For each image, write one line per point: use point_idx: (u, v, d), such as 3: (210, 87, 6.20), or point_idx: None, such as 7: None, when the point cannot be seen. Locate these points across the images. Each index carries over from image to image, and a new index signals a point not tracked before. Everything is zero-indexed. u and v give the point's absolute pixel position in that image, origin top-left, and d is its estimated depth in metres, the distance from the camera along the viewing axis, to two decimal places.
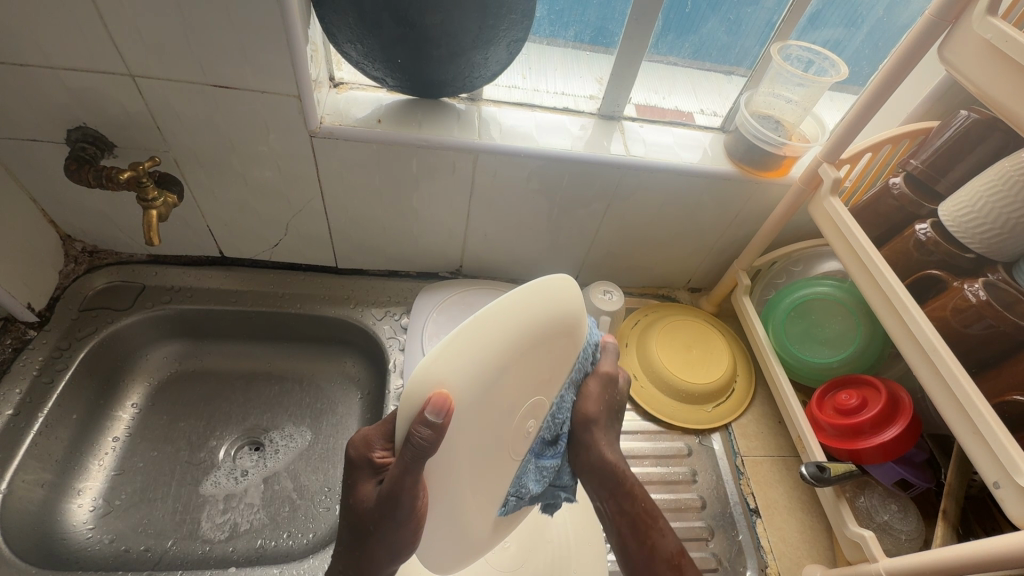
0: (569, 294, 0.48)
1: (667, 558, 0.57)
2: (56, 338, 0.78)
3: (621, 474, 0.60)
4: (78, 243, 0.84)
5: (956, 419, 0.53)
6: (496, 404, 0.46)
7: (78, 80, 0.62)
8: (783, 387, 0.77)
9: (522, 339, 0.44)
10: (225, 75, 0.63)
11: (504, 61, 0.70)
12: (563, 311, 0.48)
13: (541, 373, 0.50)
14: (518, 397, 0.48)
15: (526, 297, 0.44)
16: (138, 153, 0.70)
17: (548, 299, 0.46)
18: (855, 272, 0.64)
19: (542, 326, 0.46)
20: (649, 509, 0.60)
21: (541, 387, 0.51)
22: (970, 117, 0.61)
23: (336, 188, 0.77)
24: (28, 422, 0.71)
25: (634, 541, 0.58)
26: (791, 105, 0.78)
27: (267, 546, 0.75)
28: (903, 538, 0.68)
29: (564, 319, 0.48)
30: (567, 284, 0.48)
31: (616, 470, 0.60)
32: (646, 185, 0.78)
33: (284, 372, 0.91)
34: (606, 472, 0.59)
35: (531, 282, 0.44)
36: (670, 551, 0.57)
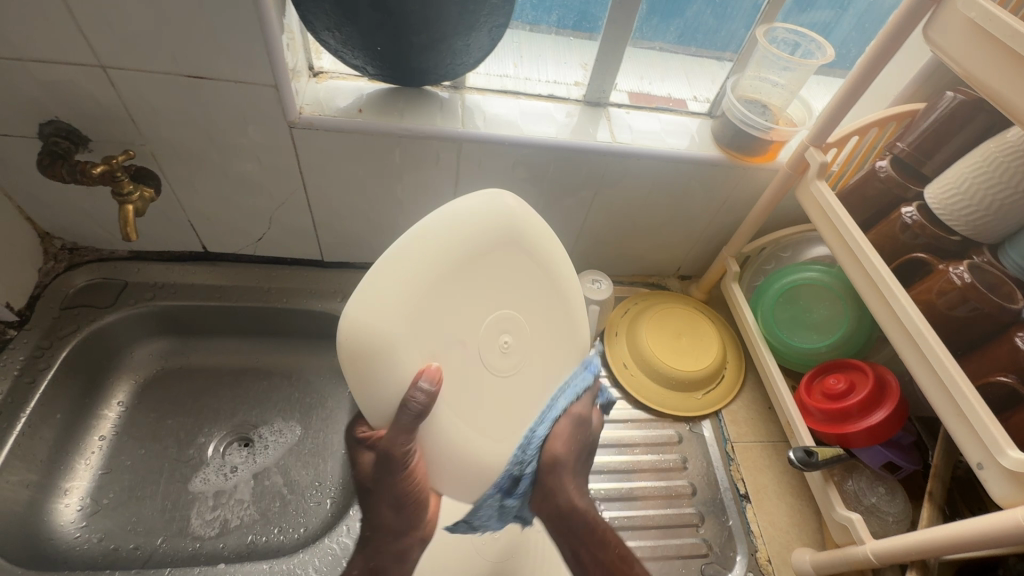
0: (461, 204, 0.52)
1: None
2: (37, 336, 0.76)
3: (593, 519, 0.59)
4: (58, 240, 0.82)
5: (940, 400, 0.53)
6: (461, 329, 0.51)
7: (48, 72, 0.60)
8: (771, 372, 0.77)
9: (430, 268, 0.48)
10: (200, 65, 0.61)
11: (486, 47, 0.69)
12: (484, 219, 0.53)
13: (491, 283, 0.54)
14: (475, 312, 0.52)
15: (377, 289, 0.45)
16: (114, 147, 0.69)
17: (442, 222, 0.50)
18: (841, 255, 0.64)
19: (449, 245, 0.49)
20: (624, 556, 0.57)
21: (483, 299, 0.53)
22: (956, 98, 0.61)
23: (318, 180, 0.76)
24: (10, 423, 0.70)
25: None
26: (777, 89, 0.77)
27: (258, 542, 0.75)
28: (890, 520, 0.69)
29: (433, 249, 0.48)
30: (452, 205, 0.51)
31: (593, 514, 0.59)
32: (634, 172, 0.77)
33: (273, 367, 0.90)
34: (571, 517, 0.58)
35: (370, 279, 0.45)
36: None
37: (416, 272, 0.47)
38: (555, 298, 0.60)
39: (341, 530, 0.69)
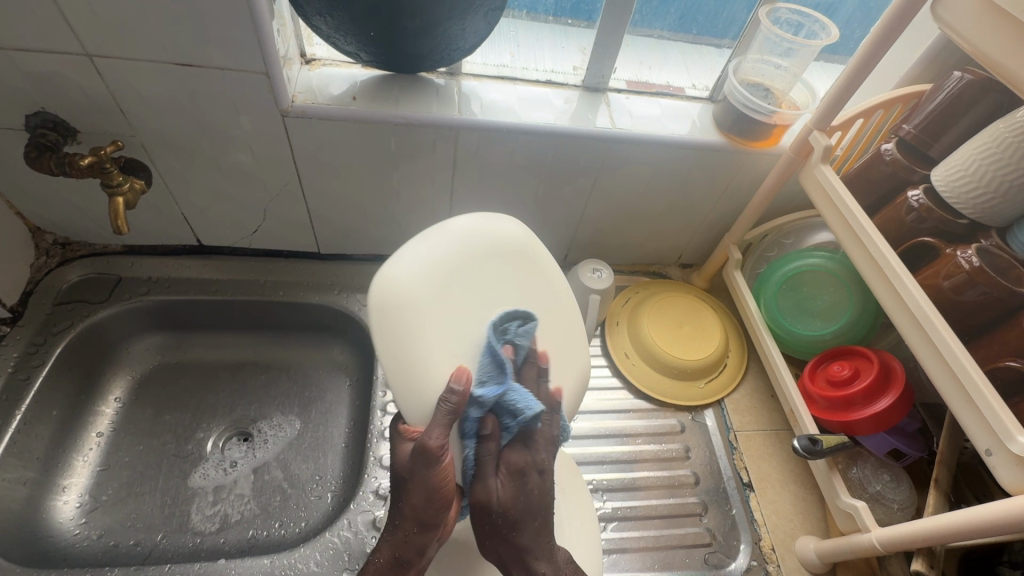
0: (401, 265, 0.51)
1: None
2: (31, 333, 0.75)
3: None
4: (49, 235, 0.81)
5: (948, 386, 0.52)
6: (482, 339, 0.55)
7: (32, 62, 0.59)
8: (774, 360, 0.76)
9: (421, 335, 0.51)
10: (188, 52, 0.59)
11: (482, 32, 0.67)
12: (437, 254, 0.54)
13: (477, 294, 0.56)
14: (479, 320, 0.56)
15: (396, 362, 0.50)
16: (103, 139, 0.67)
17: (394, 295, 0.50)
18: (846, 242, 0.63)
19: (410, 312, 0.51)
20: None
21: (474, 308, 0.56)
22: (963, 78, 0.59)
23: (314, 171, 0.74)
24: (5, 420, 0.69)
25: None
26: (780, 72, 0.75)
27: (259, 537, 0.74)
28: (895, 507, 0.68)
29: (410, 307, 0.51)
30: (388, 271, 0.51)
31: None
32: (634, 159, 0.76)
33: (271, 361, 0.89)
34: None
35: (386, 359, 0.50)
36: None
37: (410, 357, 0.51)
38: (531, 263, 0.61)
39: (342, 524, 0.69)
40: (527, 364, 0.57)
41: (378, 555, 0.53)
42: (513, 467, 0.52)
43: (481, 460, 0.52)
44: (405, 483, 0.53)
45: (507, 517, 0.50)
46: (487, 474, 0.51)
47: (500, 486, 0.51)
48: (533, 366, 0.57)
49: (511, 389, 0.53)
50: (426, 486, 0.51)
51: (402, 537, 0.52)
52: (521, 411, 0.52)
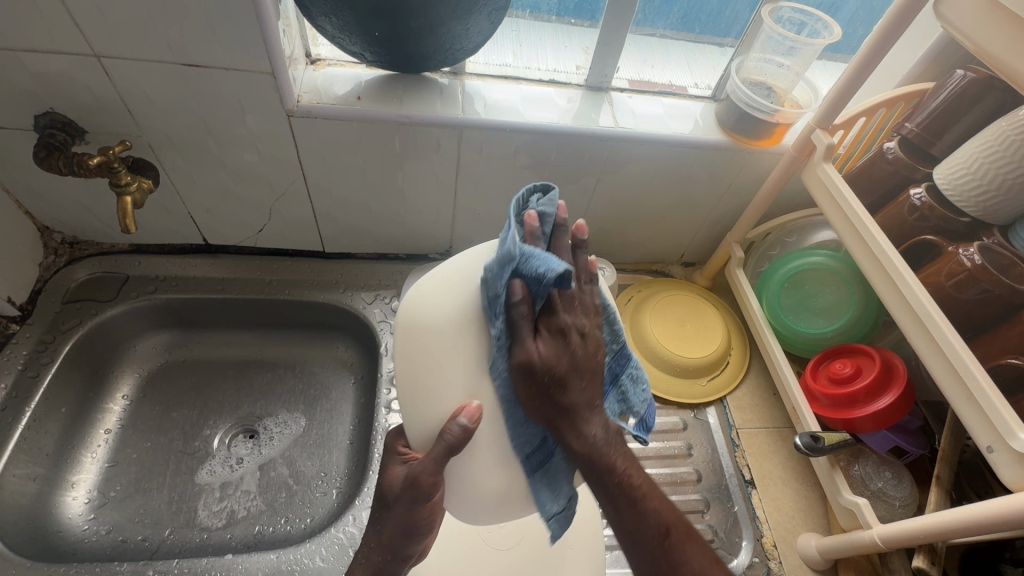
0: (429, 286, 0.53)
1: (652, 527, 0.49)
2: (40, 331, 0.76)
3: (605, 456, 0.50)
4: (57, 234, 0.82)
5: (950, 384, 0.52)
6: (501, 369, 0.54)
7: (41, 63, 0.59)
8: (777, 358, 0.76)
9: (436, 358, 0.52)
10: (194, 53, 0.60)
11: (485, 31, 0.67)
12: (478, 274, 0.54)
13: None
14: None
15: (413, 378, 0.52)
16: (111, 138, 0.68)
17: (420, 315, 0.53)
18: (849, 241, 0.63)
19: (432, 333, 0.52)
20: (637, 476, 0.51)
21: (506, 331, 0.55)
22: (966, 76, 0.60)
23: (319, 170, 0.75)
24: (15, 417, 0.70)
25: (618, 512, 0.50)
26: (783, 71, 0.76)
27: (265, 532, 0.75)
28: (897, 504, 0.68)
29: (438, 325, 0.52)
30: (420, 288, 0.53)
31: (599, 447, 0.50)
32: (637, 158, 0.76)
33: (276, 359, 0.90)
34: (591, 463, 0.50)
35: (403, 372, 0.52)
36: (655, 531, 0.49)
37: (429, 374, 0.52)
38: None
39: (347, 520, 0.69)
40: (562, 237, 0.57)
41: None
42: (553, 328, 0.52)
43: (517, 322, 0.50)
44: (389, 505, 0.55)
45: (553, 375, 0.50)
46: (525, 337, 0.50)
47: (542, 344, 0.51)
48: (567, 239, 0.57)
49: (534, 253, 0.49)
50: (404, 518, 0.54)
51: (373, 565, 0.56)
52: (547, 274, 0.48)
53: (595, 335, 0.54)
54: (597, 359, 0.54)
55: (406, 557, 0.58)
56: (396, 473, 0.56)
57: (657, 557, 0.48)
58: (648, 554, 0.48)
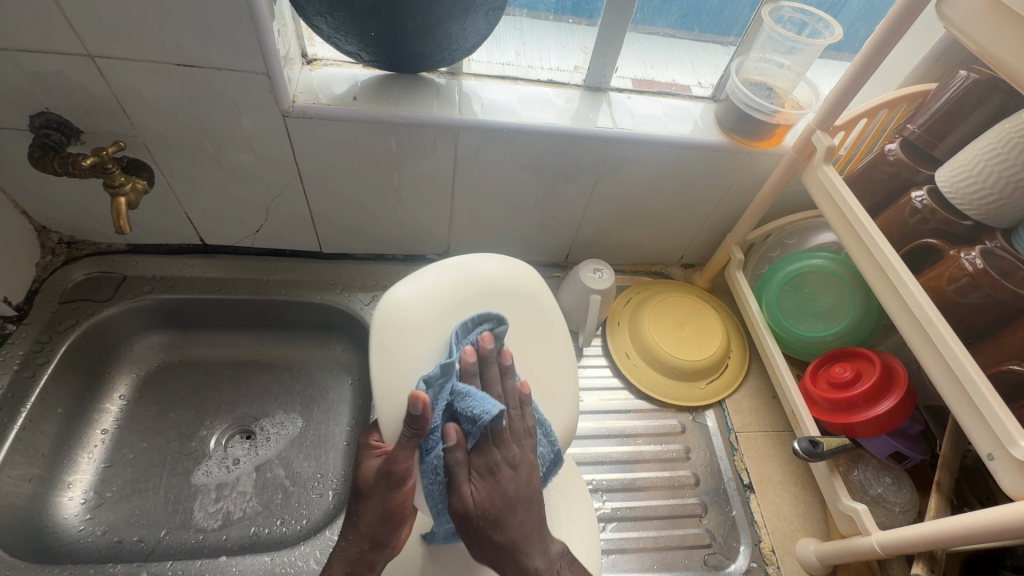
0: (410, 289, 0.58)
1: None
2: (37, 331, 0.76)
3: None
4: (55, 234, 0.82)
5: (950, 390, 0.51)
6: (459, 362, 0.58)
7: (35, 63, 0.59)
8: (776, 361, 0.76)
9: (407, 348, 0.56)
10: (188, 53, 0.60)
11: (482, 31, 0.67)
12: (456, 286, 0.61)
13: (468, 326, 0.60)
14: None
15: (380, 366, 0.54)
16: (106, 139, 0.68)
17: (395, 313, 0.57)
18: (849, 244, 0.62)
19: (407, 328, 0.56)
20: None
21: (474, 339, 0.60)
22: (969, 78, 0.59)
23: (315, 171, 0.75)
24: (11, 418, 0.70)
25: None
26: (783, 71, 0.75)
27: (261, 534, 0.75)
28: (896, 510, 0.68)
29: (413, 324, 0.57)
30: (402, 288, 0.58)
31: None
32: (635, 159, 0.75)
33: (273, 359, 0.90)
34: None
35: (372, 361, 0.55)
36: None
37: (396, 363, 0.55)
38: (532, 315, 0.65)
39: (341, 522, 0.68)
40: (489, 363, 0.56)
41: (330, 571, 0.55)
42: (483, 470, 0.51)
43: (452, 468, 0.50)
44: (365, 496, 0.55)
45: (489, 518, 0.49)
46: (460, 482, 0.50)
47: (475, 487, 0.50)
48: (495, 365, 0.56)
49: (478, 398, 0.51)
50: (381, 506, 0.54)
51: (354, 554, 0.55)
52: (480, 417, 0.50)
53: (528, 461, 0.53)
54: (532, 485, 0.52)
55: (386, 547, 0.56)
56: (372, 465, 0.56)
57: None
58: None
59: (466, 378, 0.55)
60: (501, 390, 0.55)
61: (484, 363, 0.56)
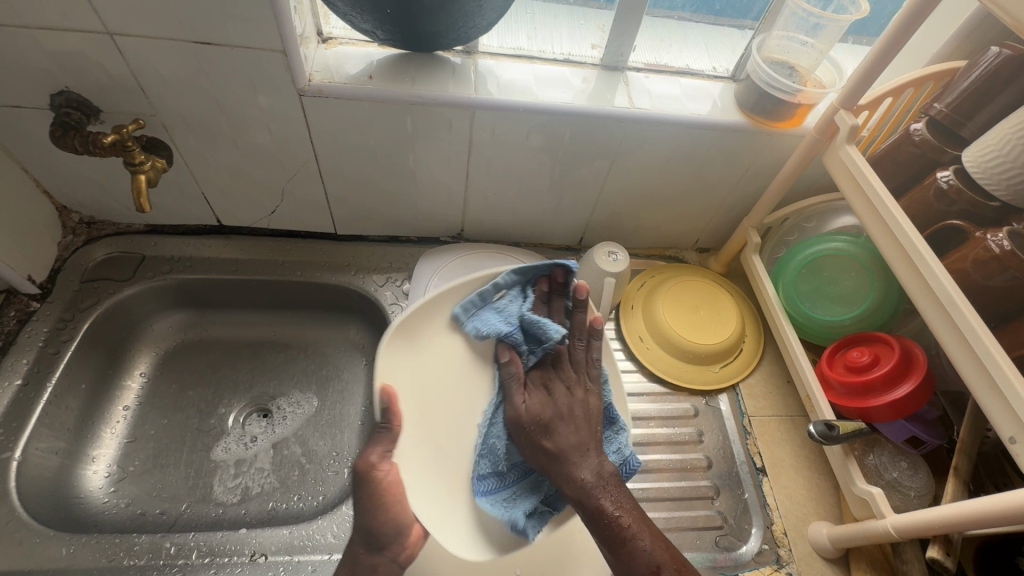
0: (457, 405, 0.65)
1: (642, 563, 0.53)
2: (60, 309, 0.78)
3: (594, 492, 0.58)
4: (75, 214, 0.83)
5: (973, 373, 0.51)
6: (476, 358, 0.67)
7: (55, 41, 0.59)
8: (792, 345, 0.75)
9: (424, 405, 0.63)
10: (206, 31, 0.59)
11: (498, 9, 0.66)
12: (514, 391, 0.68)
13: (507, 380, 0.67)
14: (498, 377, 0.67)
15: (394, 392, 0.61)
16: (126, 118, 0.68)
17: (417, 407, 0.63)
18: (870, 227, 0.61)
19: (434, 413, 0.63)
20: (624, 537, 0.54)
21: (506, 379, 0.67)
22: (1001, 54, 0.57)
23: (330, 151, 0.75)
24: (37, 392, 0.72)
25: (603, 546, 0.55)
26: (806, 49, 0.73)
27: (279, 509, 0.76)
28: (912, 494, 0.67)
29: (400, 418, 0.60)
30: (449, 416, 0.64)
31: (588, 488, 0.58)
32: (652, 140, 0.75)
33: (290, 340, 0.91)
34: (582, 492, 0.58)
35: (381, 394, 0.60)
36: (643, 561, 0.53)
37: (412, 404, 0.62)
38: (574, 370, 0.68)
39: None
40: (563, 298, 0.69)
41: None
42: (539, 385, 0.66)
43: (509, 378, 0.66)
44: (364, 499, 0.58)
45: (537, 423, 0.63)
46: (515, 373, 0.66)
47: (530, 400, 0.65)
48: (561, 298, 0.69)
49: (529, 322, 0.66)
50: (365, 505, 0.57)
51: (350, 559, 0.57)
52: (545, 338, 0.66)
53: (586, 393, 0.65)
54: (586, 407, 0.64)
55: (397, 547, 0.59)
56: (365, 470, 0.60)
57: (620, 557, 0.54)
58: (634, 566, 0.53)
59: (533, 307, 0.68)
60: (563, 320, 0.69)
61: (553, 293, 0.69)
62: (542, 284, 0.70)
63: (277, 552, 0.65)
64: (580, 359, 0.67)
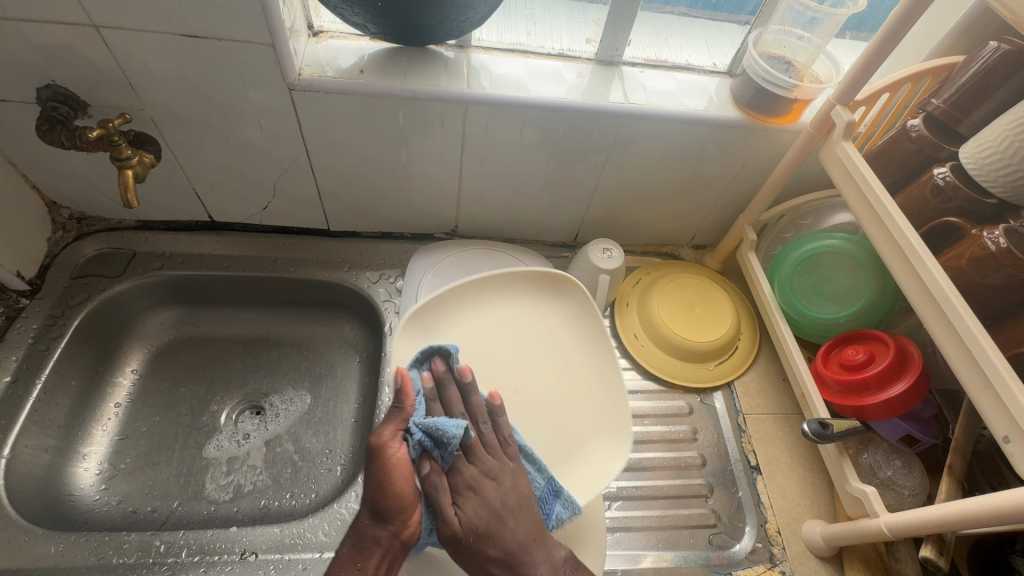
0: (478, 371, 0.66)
1: None
2: (50, 305, 0.77)
3: None
4: (65, 209, 0.82)
5: (967, 372, 0.50)
6: (507, 371, 0.67)
7: (40, 34, 0.58)
8: (787, 343, 0.75)
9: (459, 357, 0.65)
10: (193, 24, 0.59)
11: (490, 2, 0.65)
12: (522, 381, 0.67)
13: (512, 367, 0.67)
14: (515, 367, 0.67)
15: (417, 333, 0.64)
16: (114, 112, 0.68)
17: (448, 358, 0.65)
18: (866, 224, 0.61)
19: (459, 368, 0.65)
20: None
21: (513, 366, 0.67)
22: (999, 49, 0.56)
23: (322, 146, 0.74)
24: (26, 389, 0.71)
25: None
26: (803, 44, 0.72)
27: (271, 506, 0.76)
28: (906, 493, 0.67)
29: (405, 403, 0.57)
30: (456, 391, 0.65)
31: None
32: (646, 136, 0.74)
33: (282, 337, 0.91)
34: None
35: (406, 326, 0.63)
36: None
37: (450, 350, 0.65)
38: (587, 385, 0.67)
39: (349, 496, 0.69)
40: (450, 386, 0.60)
41: (341, 547, 0.54)
42: (462, 488, 0.56)
43: (433, 497, 0.55)
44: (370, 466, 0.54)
45: (477, 536, 0.53)
46: (443, 506, 0.54)
47: (460, 509, 0.55)
48: (453, 386, 0.60)
49: (438, 422, 0.55)
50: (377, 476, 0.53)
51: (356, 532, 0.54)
52: (445, 438, 0.55)
53: (506, 473, 0.57)
54: (518, 493, 0.57)
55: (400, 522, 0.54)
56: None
57: None
58: None
59: (426, 407, 0.59)
60: (462, 409, 0.60)
61: (441, 385, 0.60)
62: (427, 379, 0.60)
63: (268, 551, 0.64)
64: (491, 440, 0.59)
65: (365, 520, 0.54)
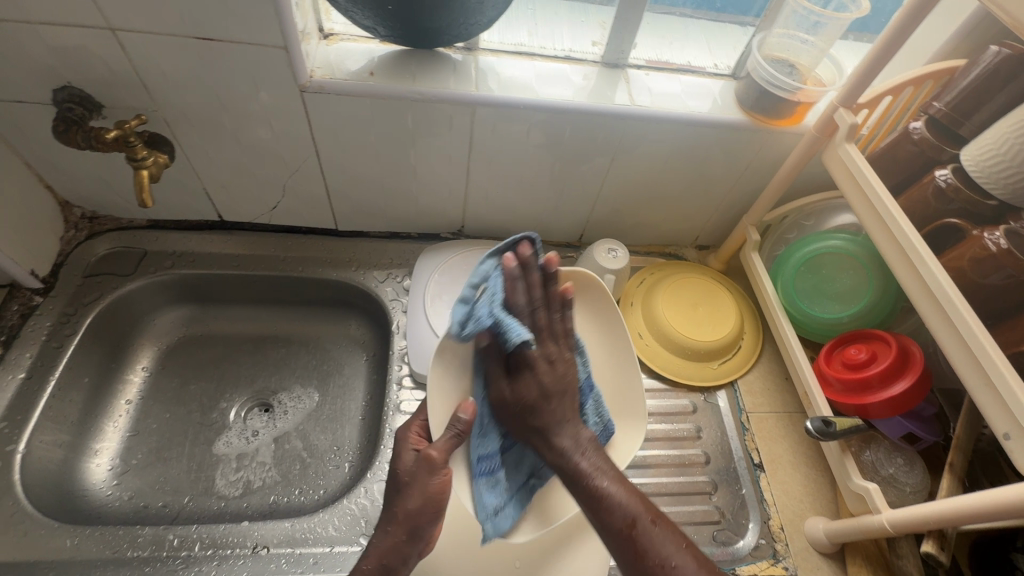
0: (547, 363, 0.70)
1: (619, 519, 0.50)
2: (63, 303, 0.78)
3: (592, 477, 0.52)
4: (78, 209, 0.83)
5: (968, 370, 0.51)
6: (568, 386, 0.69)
7: (58, 36, 0.59)
8: (790, 342, 0.75)
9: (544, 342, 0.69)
10: (208, 27, 0.60)
11: (499, 5, 0.66)
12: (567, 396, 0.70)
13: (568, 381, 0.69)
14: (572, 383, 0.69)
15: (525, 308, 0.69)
16: (128, 113, 0.69)
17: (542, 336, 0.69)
18: (869, 225, 0.62)
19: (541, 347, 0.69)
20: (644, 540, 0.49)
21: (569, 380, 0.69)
22: (1001, 53, 0.58)
23: (331, 147, 0.75)
24: (40, 385, 0.72)
25: (613, 544, 0.50)
26: (807, 47, 0.74)
27: (280, 502, 0.77)
28: (907, 490, 0.68)
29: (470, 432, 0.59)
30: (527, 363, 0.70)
31: (584, 475, 0.52)
32: (652, 137, 0.75)
33: (290, 335, 0.92)
34: (574, 475, 0.53)
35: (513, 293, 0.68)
36: (622, 524, 0.50)
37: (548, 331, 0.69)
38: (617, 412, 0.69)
39: (358, 492, 0.70)
40: (534, 271, 0.59)
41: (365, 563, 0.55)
42: (522, 365, 0.56)
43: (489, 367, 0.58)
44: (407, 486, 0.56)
45: (523, 406, 0.55)
46: (497, 376, 0.57)
47: (514, 383, 0.56)
48: (538, 273, 0.60)
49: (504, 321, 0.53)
50: (420, 496, 0.55)
51: (392, 544, 0.55)
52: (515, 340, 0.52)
53: (563, 360, 0.59)
54: (568, 377, 0.58)
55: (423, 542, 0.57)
56: (410, 458, 0.58)
57: (629, 548, 0.49)
58: (624, 544, 0.50)
59: (506, 284, 0.57)
60: (530, 299, 0.58)
61: (527, 269, 0.59)
62: (509, 259, 0.57)
63: (279, 545, 0.65)
64: (558, 328, 0.60)
65: (399, 539, 0.56)
